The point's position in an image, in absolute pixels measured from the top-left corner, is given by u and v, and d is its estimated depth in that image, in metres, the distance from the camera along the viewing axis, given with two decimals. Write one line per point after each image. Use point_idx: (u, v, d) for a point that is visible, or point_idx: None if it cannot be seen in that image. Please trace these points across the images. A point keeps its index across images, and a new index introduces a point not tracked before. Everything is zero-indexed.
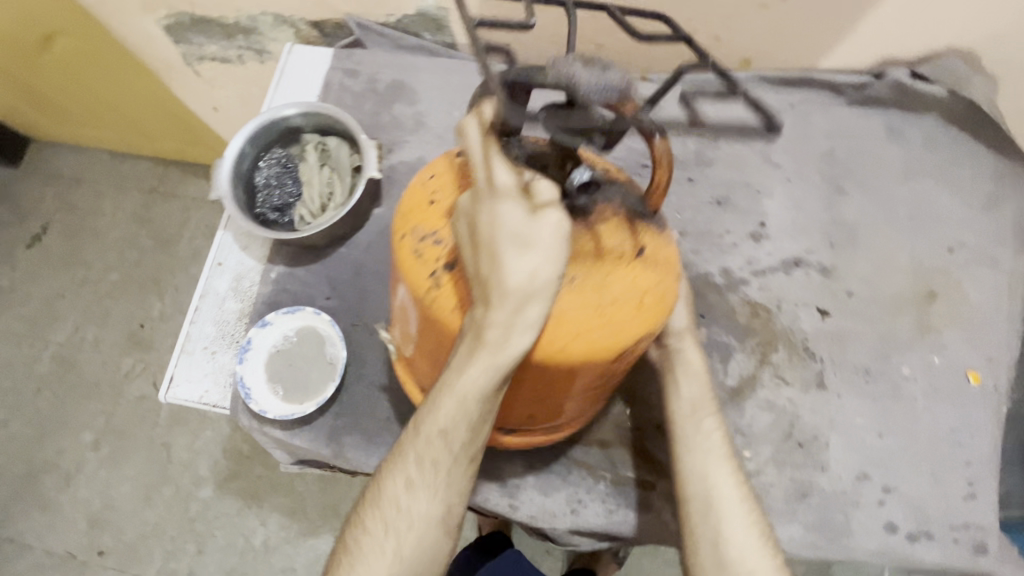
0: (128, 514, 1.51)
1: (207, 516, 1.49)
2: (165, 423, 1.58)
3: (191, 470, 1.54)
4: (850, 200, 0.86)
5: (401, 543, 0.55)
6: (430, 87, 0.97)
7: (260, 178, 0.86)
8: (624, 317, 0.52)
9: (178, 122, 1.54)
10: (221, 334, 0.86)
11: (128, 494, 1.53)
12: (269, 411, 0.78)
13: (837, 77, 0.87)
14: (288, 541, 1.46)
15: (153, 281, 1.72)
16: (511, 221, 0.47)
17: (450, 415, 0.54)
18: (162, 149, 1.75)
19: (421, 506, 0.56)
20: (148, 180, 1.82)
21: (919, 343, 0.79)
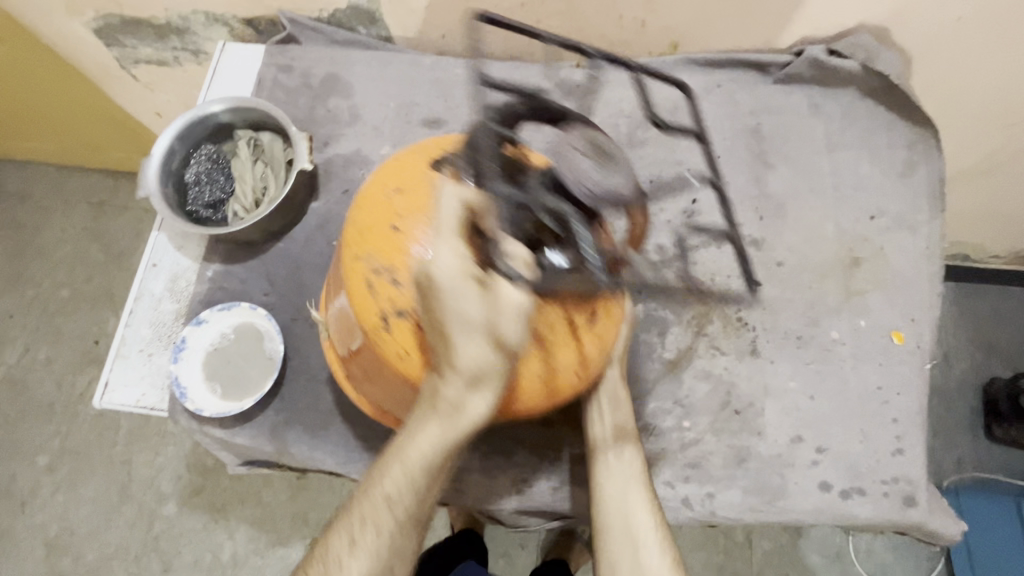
0: (88, 536, 1.46)
1: (171, 534, 1.45)
2: (123, 440, 1.54)
3: (153, 487, 1.49)
4: (778, 174, 0.89)
5: None
6: (365, 79, 0.97)
7: (190, 175, 0.85)
8: (559, 387, 0.60)
9: (122, 130, 1.50)
10: (158, 335, 0.84)
11: (87, 516, 1.48)
12: (206, 410, 0.76)
13: (759, 56, 0.91)
14: (257, 553, 1.43)
15: (106, 296, 1.67)
16: (470, 303, 0.51)
17: (396, 481, 0.56)
18: (108, 159, 1.71)
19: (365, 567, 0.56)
20: (96, 192, 1.77)
21: (846, 307, 0.82)
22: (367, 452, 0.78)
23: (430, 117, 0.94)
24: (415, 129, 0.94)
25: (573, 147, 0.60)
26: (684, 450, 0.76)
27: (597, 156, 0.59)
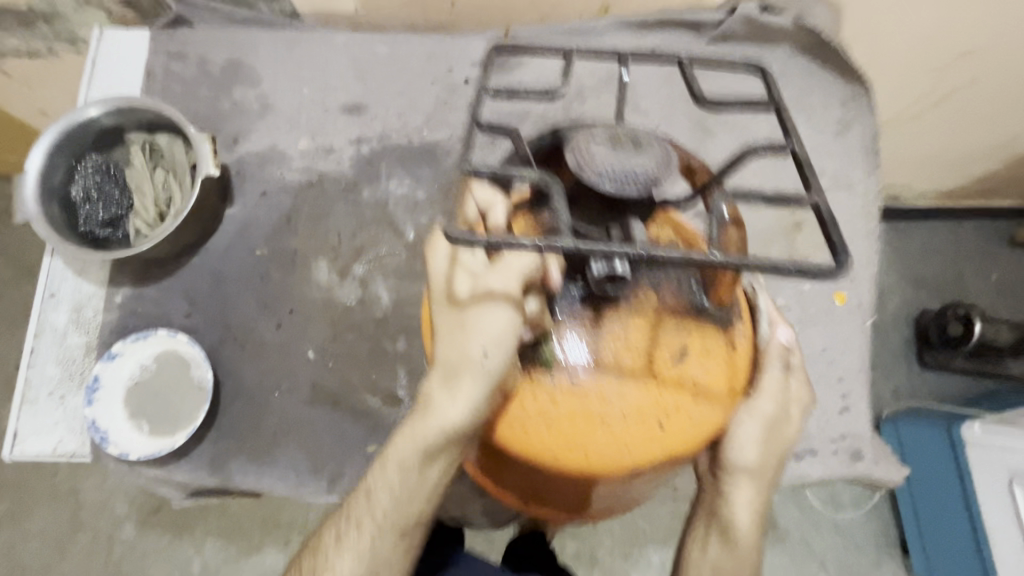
0: (41, 570, 1.38)
1: (133, 556, 1.39)
2: (65, 469, 1.44)
3: (106, 512, 1.41)
4: (717, 140, 0.86)
5: None
6: (271, 63, 0.86)
7: (77, 191, 0.74)
8: (630, 435, 0.49)
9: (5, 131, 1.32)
10: (68, 373, 0.76)
11: (38, 550, 1.40)
12: (132, 453, 0.70)
13: (691, 16, 0.87)
14: (228, 563, 1.38)
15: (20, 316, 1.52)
16: (486, 314, 0.49)
17: (379, 480, 0.58)
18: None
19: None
20: None
21: (791, 272, 0.82)
22: (318, 472, 0.73)
23: (349, 102, 0.86)
24: (334, 115, 0.85)
25: (586, 138, 0.45)
26: None
27: (612, 139, 0.45)
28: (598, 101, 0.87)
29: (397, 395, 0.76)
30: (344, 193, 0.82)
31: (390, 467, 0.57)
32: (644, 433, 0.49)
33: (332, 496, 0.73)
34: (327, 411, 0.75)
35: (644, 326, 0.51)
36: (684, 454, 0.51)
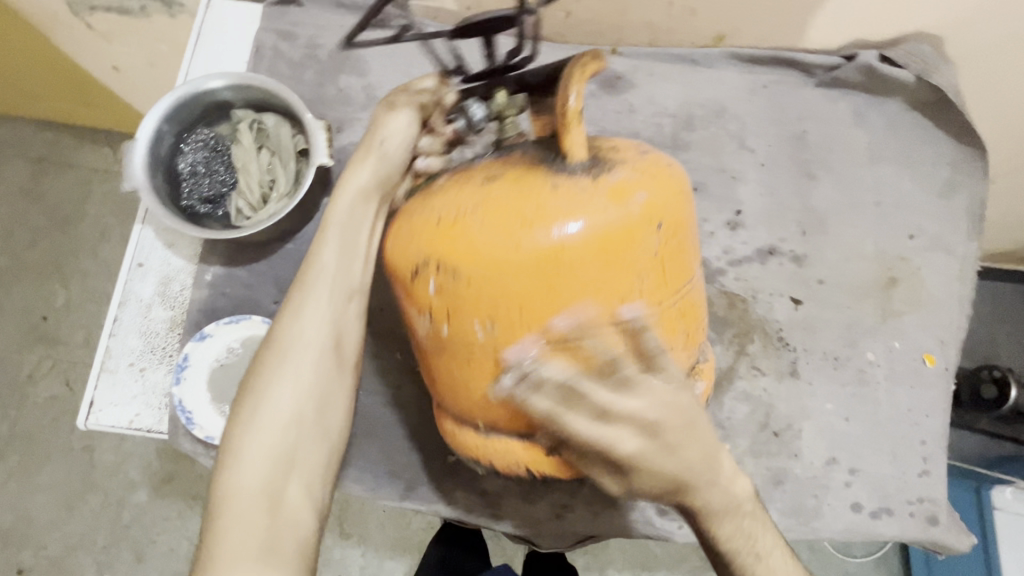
0: (50, 524, 1.37)
1: (143, 521, 1.36)
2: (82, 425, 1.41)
3: (121, 474, 1.39)
4: (820, 186, 0.86)
5: (301, 363, 0.57)
6: (380, 54, 0.84)
7: (185, 165, 0.73)
8: (458, 227, 0.50)
9: (70, 82, 1.29)
10: (150, 348, 0.74)
11: (48, 502, 1.38)
12: (217, 437, 0.69)
13: (805, 56, 0.86)
14: None
15: (55, 267, 1.49)
16: (395, 129, 0.59)
17: (321, 267, 0.58)
18: (49, 109, 1.47)
19: (310, 364, 0.57)
20: (37, 148, 1.54)
21: (882, 329, 0.81)
22: (396, 477, 0.73)
23: None
24: None
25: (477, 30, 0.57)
26: None
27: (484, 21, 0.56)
28: (705, 131, 0.87)
29: None
30: None
31: (328, 242, 0.59)
32: (476, 227, 0.50)
33: (407, 502, 0.73)
34: (409, 416, 0.74)
35: (510, 167, 0.53)
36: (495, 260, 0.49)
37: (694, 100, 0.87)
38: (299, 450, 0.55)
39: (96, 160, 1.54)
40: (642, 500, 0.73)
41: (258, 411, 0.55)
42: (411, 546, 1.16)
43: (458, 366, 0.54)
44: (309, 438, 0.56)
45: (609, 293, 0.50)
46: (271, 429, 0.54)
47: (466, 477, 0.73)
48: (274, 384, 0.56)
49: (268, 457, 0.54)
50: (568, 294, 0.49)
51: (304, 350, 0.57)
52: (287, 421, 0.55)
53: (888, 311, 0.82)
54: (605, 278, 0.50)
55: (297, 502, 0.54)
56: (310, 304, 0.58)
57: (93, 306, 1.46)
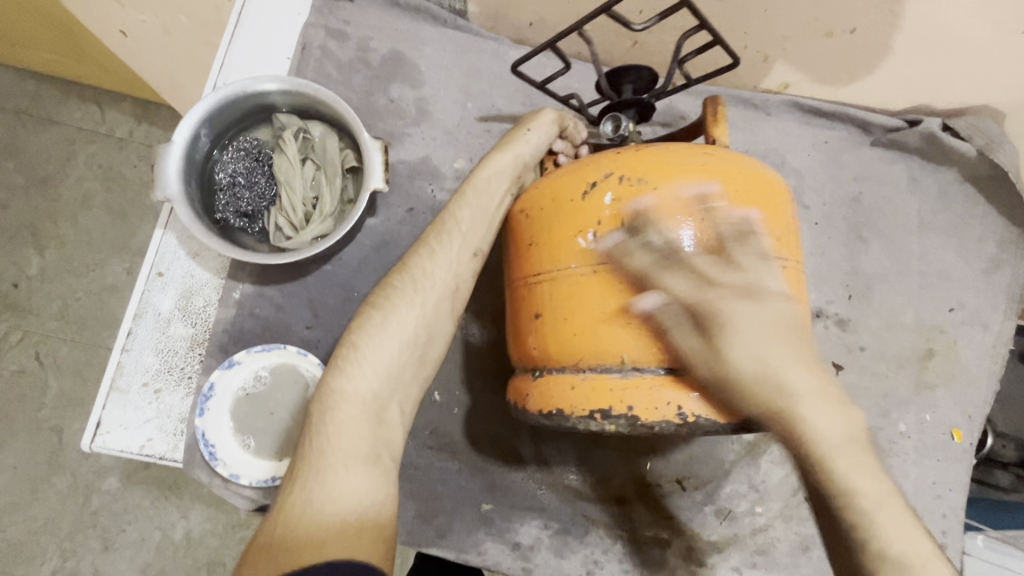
0: (10, 508, 1.26)
1: (113, 509, 1.27)
2: (51, 404, 1.30)
3: (92, 459, 1.28)
4: (869, 249, 0.85)
5: (426, 302, 0.54)
6: (437, 66, 0.78)
7: (224, 175, 0.67)
8: (654, 152, 0.52)
9: (60, 35, 1.12)
10: (167, 367, 0.68)
11: (9, 485, 1.26)
12: (241, 476, 0.64)
13: (868, 115, 0.84)
14: (215, 533, 1.27)
15: (28, 230, 1.34)
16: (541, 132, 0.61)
17: (462, 217, 0.57)
18: (29, 58, 1.30)
19: (435, 295, 0.55)
20: (13, 96, 1.37)
21: (916, 400, 0.82)
22: (424, 524, 0.70)
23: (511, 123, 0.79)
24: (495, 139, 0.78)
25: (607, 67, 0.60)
26: (754, 536, 0.74)
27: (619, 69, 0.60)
28: None
29: (520, 454, 0.73)
30: None
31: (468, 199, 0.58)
32: (675, 157, 0.51)
33: (436, 549, 0.69)
34: (444, 459, 0.72)
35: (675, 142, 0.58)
36: (698, 179, 0.50)
37: (754, 149, 0.85)
38: (407, 373, 0.53)
39: (84, 118, 1.38)
40: (673, 560, 0.73)
41: (380, 327, 0.52)
42: None
43: (617, 294, 0.50)
44: (413, 369, 0.53)
45: (771, 228, 0.52)
46: (392, 343, 0.52)
47: (499, 527, 0.70)
48: (399, 307, 0.53)
49: (383, 376, 0.51)
50: (743, 219, 0.51)
51: (431, 280, 0.55)
52: (405, 341, 0.52)
53: (922, 383, 0.82)
54: (770, 214, 0.53)
55: (397, 430, 0.52)
56: (441, 246, 0.56)
57: (72, 276, 1.34)
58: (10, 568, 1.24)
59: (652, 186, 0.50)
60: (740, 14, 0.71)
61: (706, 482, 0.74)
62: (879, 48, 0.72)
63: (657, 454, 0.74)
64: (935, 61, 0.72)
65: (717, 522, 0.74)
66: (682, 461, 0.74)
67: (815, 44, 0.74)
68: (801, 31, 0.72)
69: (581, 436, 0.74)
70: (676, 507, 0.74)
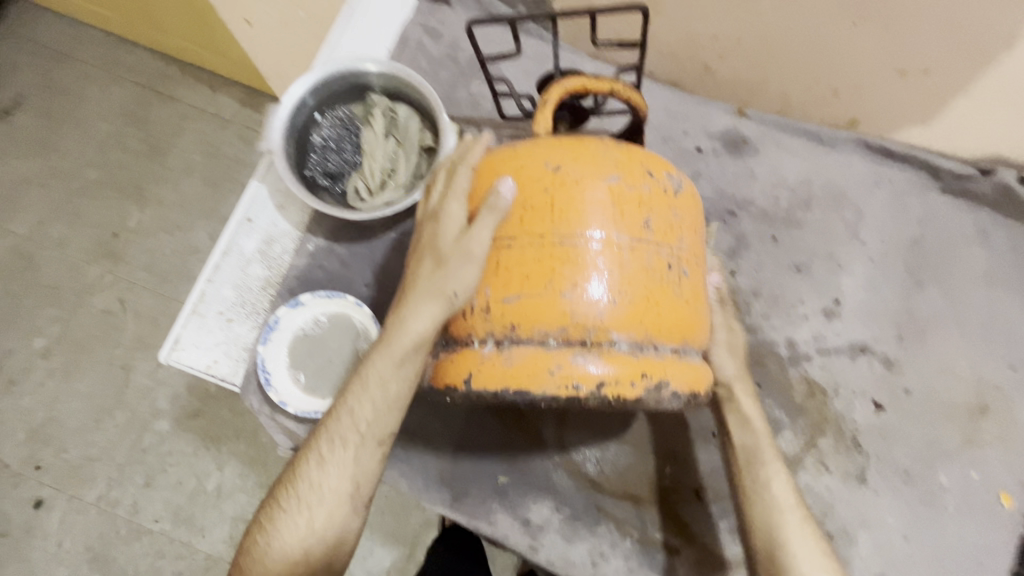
0: (72, 431, 1.38)
1: (160, 450, 1.37)
2: (126, 343, 1.43)
3: (149, 400, 1.40)
4: (927, 294, 0.83)
5: (338, 467, 0.56)
6: (518, 70, 0.86)
7: (318, 137, 0.76)
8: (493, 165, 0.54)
9: (195, 24, 1.29)
10: (242, 301, 0.76)
11: (76, 411, 1.39)
12: (289, 405, 0.71)
13: (941, 161, 0.84)
14: (243, 489, 1.34)
15: (134, 188, 1.52)
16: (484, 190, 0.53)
17: (380, 367, 0.54)
18: (164, 41, 1.50)
19: (364, 460, 0.56)
20: (144, 73, 1.58)
21: (963, 455, 0.78)
22: (442, 485, 0.73)
23: None
24: None
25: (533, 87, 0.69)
26: None
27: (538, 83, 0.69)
28: (818, 212, 0.85)
29: (542, 436, 0.75)
30: None
31: (382, 352, 0.53)
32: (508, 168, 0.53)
33: (449, 511, 0.73)
34: (469, 427, 0.75)
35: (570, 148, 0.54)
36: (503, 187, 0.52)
37: (812, 180, 0.86)
38: (329, 528, 0.56)
39: (198, 98, 1.56)
40: (680, 569, 0.71)
41: (298, 492, 0.56)
42: (402, 539, 1.13)
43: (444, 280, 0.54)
44: (335, 519, 0.56)
45: (573, 206, 0.49)
46: (313, 509, 0.56)
47: (512, 501, 0.73)
48: (320, 471, 0.56)
49: (302, 547, 0.55)
50: (536, 192, 0.50)
51: (351, 444, 0.55)
52: (323, 505, 0.55)
53: (970, 435, 0.78)
54: (600, 209, 0.50)
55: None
56: (357, 402, 0.55)
57: (163, 233, 1.49)
58: (61, 487, 1.36)
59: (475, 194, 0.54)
60: (812, 46, 0.74)
61: (724, 497, 0.74)
62: (958, 96, 0.72)
63: (676, 458, 0.75)
64: (1013, 113, 0.72)
65: (732, 540, 0.73)
66: (702, 471, 0.75)
67: (887, 82, 0.75)
68: (874, 70, 0.74)
69: (604, 428, 0.76)
70: (691, 515, 0.73)
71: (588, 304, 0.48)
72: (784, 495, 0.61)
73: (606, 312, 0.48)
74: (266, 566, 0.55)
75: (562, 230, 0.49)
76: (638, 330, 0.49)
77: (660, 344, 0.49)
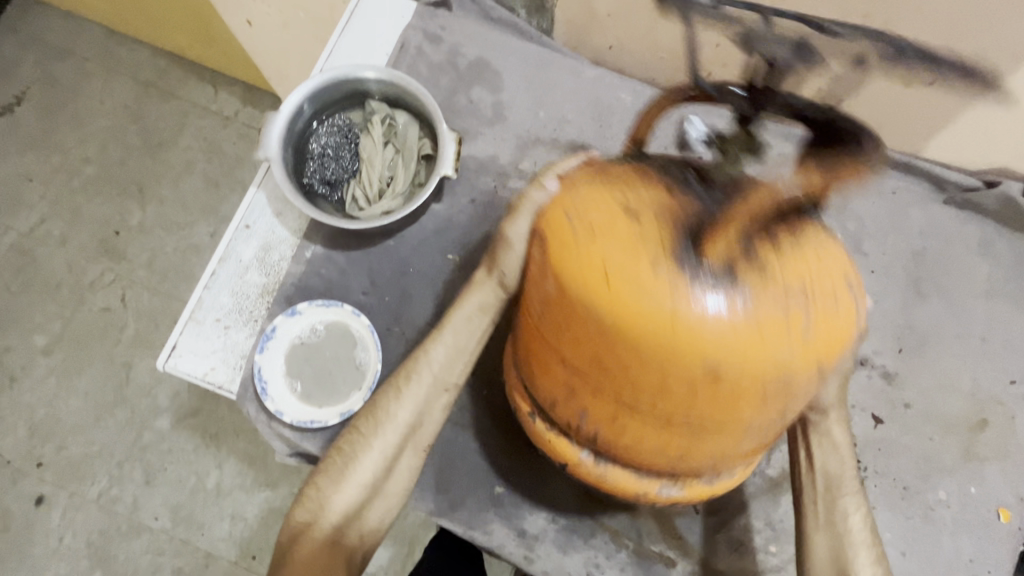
0: (73, 428, 1.39)
1: (160, 448, 1.38)
2: (126, 341, 1.43)
3: (149, 398, 1.40)
4: (928, 307, 0.82)
5: (410, 406, 0.59)
6: (518, 76, 0.86)
7: (317, 145, 0.76)
8: (640, 313, 0.42)
9: (196, 22, 1.29)
10: (238, 308, 0.76)
11: (76, 408, 1.40)
12: (286, 414, 0.71)
13: (944, 172, 0.83)
14: (241, 488, 1.34)
15: (135, 186, 1.52)
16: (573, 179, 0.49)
17: (456, 327, 0.59)
18: (164, 39, 1.49)
19: (432, 401, 0.60)
20: (145, 70, 1.57)
21: (961, 470, 0.77)
22: (438, 495, 0.73)
23: (577, 136, 0.85)
24: (561, 146, 0.84)
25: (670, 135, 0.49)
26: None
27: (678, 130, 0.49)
28: None
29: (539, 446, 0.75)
30: None
31: (458, 313, 0.59)
32: (658, 328, 0.42)
33: (445, 520, 0.73)
34: (467, 436, 0.75)
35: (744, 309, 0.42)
36: (643, 352, 0.43)
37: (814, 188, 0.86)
38: (398, 461, 0.59)
39: (199, 96, 1.56)
40: None
41: (373, 428, 0.59)
42: (400, 541, 1.14)
43: (549, 373, 0.52)
44: (407, 452, 0.60)
45: (714, 404, 0.45)
46: (383, 441, 0.59)
47: (508, 512, 0.73)
48: (392, 406, 0.59)
49: (370, 478, 0.58)
50: (684, 378, 0.44)
51: (425, 380, 0.59)
52: (394, 437, 0.59)
53: (969, 449, 0.78)
54: (746, 406, 0.45)
55: (372, 526, 0.60)
56: (431, 343, 0.60)
57: (164, 232, 1.49)
58: (62, 484, 1.36)
59: (605, 335, 0.44)
60: None
61: (721, 509, 0.74)
62: (959, 108, 0.72)
63: None
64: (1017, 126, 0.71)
65: (727, 552, 0.73)
66: None
67: (887, 95, 0.74)
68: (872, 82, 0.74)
69: None
70: (687, 527, 0.73)
71: (694, 462, 0.51)
72: (855, 529, 0.57)
73: (708, 465, 0.52)
74: (331, 493, 0.58)
75: (695, 416, 0.46)
76: (728, 465, 0.54)
77: (741, 464, 0.55)
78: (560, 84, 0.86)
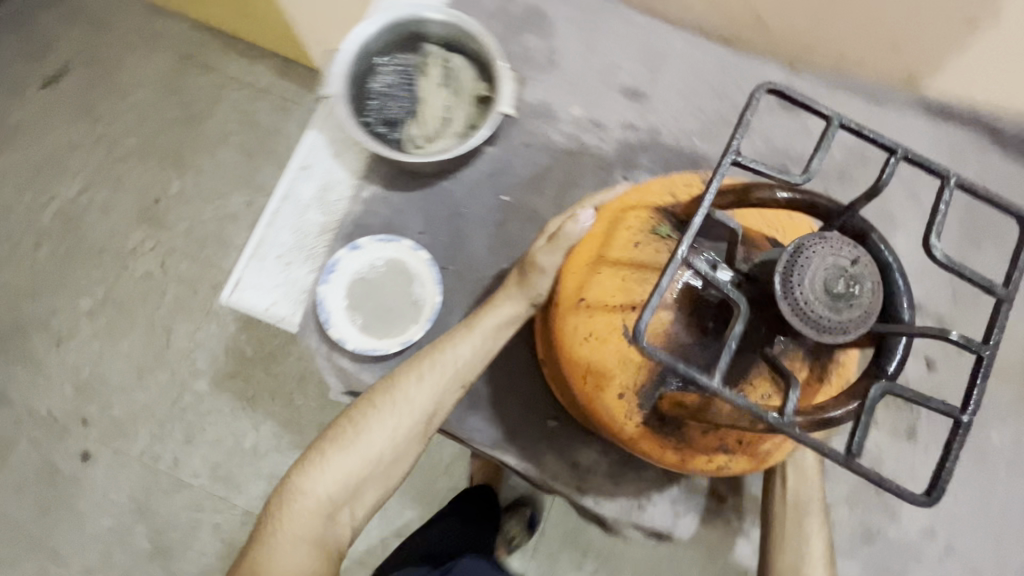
0: (118, 388, 1.43)
1: (199, 408, 1.41)
2: (167, 304, 1.47)
3: (190, 359, 1.44)
4: (983, 254, 0.82)
5: (425, 391, 0.63)
6: (568, 24, 0.86)
7: (377, 85, 0.77)
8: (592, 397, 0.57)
9: None
10: (299, 245, 0.78)
11: (120, 368, 1.45)
12: (348, 342, 0.73)
13: (999, 120, 0.83)
14: (277, 448, 1.37)
15: (174, 155, 1.55)
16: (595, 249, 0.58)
17: (485, 324, 0.66)
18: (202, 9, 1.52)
19: (446, 387, 0.64)
20: (182, 41, 1.60)
21: (1017, 415, 0.77)
22: (494, 428, 0.75)
23: (627, 82, 0.85)
24: (612, 93, 0.85)
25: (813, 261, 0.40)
26: None
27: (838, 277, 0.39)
28: (874, 171, 0.84)
29: None
30: (598, 172, 0.82)
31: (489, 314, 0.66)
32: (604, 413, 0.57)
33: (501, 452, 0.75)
34: (519, 373, 0.76)
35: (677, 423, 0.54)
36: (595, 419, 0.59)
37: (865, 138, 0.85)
38: (404, 441, 0.62)
39: (235, 66, 1.58)
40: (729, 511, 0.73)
41: (388, 403, 0.63)
42: None
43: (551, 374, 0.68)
44: (414, 432, 0.63)
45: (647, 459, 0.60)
46: (396, 418, 0.62)
47: (562, 444, 0.75)
48: (411, 390, 0.63)
49: (379, 447, 0.61)
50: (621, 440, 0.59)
51: (446, 370, 0.64)
52: (406, 417, 0.62)
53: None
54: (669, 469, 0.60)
55: (367, 500, 0.62)
56: (462, 332, 0.66)
57: (202, 199, 1.52)
58: (107, 441, 1.41)
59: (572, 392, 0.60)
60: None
61: None
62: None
63: None
64: None
65: None
66: None
67: (951, 31, 0.74)
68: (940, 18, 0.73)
69: None
70: None
71: None
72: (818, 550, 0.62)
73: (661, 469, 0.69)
74: (332, 460, 0.60)
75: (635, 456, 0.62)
76: None
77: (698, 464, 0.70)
78: (609, 32, 0.86)
